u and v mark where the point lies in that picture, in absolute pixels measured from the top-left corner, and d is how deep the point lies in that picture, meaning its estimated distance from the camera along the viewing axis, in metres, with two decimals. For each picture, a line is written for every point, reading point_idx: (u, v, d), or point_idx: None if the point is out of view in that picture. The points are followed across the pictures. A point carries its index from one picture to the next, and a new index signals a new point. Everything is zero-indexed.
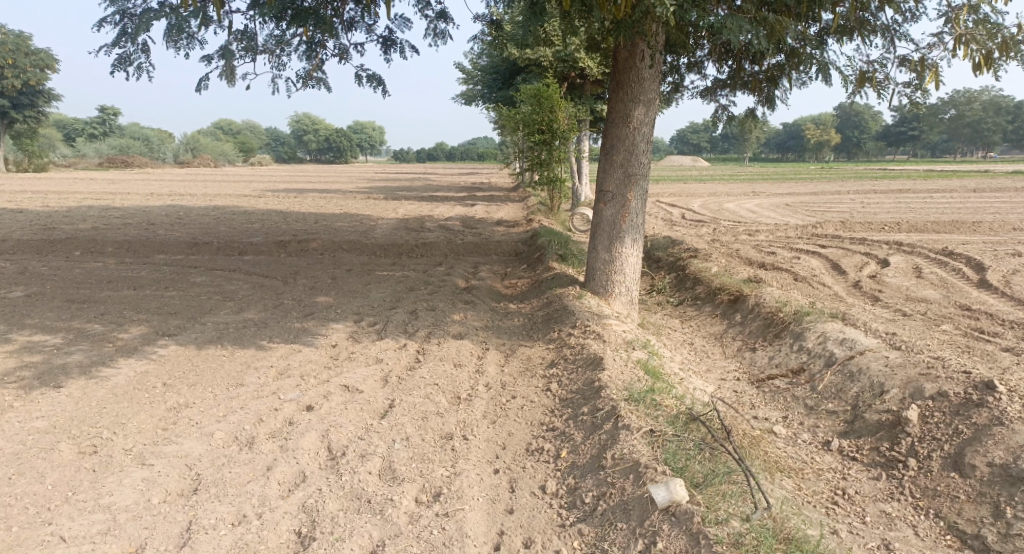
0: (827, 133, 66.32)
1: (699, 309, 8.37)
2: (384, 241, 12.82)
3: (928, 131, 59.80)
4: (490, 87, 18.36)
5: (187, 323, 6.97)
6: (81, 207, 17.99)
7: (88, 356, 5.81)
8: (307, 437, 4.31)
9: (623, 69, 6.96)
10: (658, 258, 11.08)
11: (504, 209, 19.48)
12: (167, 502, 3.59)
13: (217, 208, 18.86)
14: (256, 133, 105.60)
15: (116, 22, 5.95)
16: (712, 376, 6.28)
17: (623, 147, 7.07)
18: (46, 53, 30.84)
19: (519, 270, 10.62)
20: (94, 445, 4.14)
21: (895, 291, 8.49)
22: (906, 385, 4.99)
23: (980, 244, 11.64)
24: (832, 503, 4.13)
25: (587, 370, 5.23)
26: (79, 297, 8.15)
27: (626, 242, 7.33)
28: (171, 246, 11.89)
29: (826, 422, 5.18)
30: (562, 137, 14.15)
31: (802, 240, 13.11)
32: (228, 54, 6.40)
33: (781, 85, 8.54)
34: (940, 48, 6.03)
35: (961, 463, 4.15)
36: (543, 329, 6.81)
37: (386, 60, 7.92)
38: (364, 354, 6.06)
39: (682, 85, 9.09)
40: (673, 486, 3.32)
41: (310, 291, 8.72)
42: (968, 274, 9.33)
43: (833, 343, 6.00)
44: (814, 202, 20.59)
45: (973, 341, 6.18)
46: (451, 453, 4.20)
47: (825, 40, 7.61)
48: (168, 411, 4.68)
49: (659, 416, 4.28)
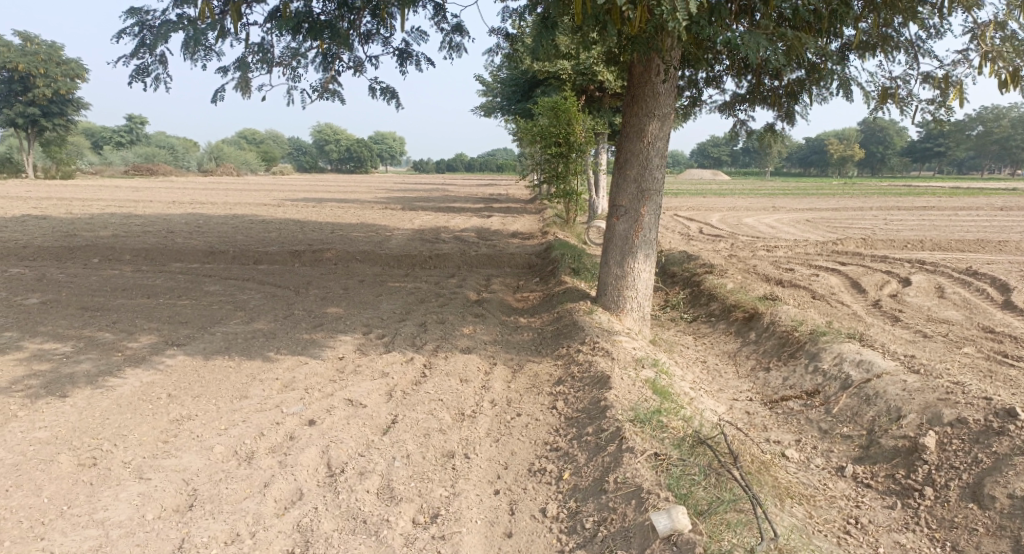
0: (850, 148, 65.55)
1: (713, 326, 8.23)
2: (399, 252, 12.82)
3: (953, 148, 58.83)
4: (509, 100, 18.39)
5: (197, 332, 6.98)
6: (103, 214, 18.23)
7: (96, 365, 5.84)
8: (307, 452, 4.26)
9: (638, 83, 6.90)
10: (673, 273, 10.95)
11: (520, 221, 19.43)
12: (161, 518, 3.56)
13: (236, 217, 19.03)
14: (279, 143, 106.82)
15: (135, 34, 5.99)
16: (724, 396, 6.15)
17: (637, 162, 6.99)
18: (76, 64, 31.39)
19: (532, 283, 10.54)
20: (93, 457, 4.13)
21: (916, 311, 8.28)
22: (924, 410, 4.82)
23: (1006, 264, 11.36)
24: (843, 533, 3.98)
25: (594, 389, 5.12)
26: (93, 305, 8.22)
27: (638, 257, 7.23)
28: (187, 255, 11.99)
29: (840, 446, 5.03)
30: (579, 150, 14.10)
31: (822, 256, 12.90)
32: (243, 66, 6.43)
33: (801, 100, 8.42)
34: (965, 64, 5.91)
35: (980, 493, 3.98)
36: (552, 344, 6.71)
37: (401, 72, 7.93)
38: (370, 367, 6.00)
39: (699, 99, 9.00)
40: (675, 513, 3.21)
41: (321, 302, 8.72)
42: (993, 295, 9.08)
43: (850, 365, 5.84)
44: (835, 218, 20.27)
45: (996, 365, 5.99)
46: (452, 472, 4.13)
47: (846, 55, 7.50)
48: (171, 423, 4.66)
49: (665, 439, 4.17)
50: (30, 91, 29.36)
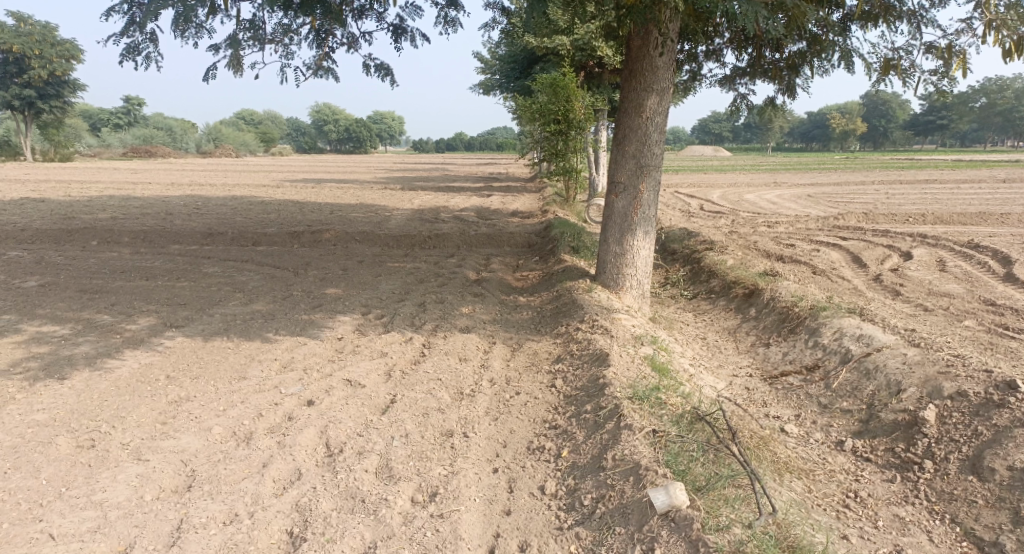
0: (853, 122, 65.00)
1: (713, 302, 8.20)
2: (398, 231, 12.77)
3: (957, 120, 58.28)
4: (507, 77, 18.21)
5: (195, 314, 6.96)
6: (101, 196, 18.15)
7: (95, 347, 5.83)
8: (306, 432, 4.25)
9: (636, 57, 6.79)
10: (673, 250, 10.89)
11: (519, 200, 19.31)
12: (160, 499, 3.56)
13: (234, 198, 18.95)
14: (277, 124, 106.04)
15: (124, 12, 5.88)
16: (724, 373, 6.14)
17: (635, 138, 6.90)
18: (71, 44, 31.00)
19: (532, 262, 10.50)
20: (92, 439, 4.13)
21: (917, 285, 8.24)
22: (924, 383, 4.81)
23: (1009, 236, 11.29)
24: (843, 506, 3.98)
25: (593, 366, 5.11)
26: (92, 287, 8.20)
27: (637, 234, 7.18)
28: (186, 237, 11.93)
29: (840, 421, 5.02)
30: (578, 127, 13.96)
31: (823, 231, 12.82)
32: (235, 44, 6.33)
33: (802, 73, 8.30)
34: (968, 34, 5.79)
35: (979, 466, 3.97)
36: (552, 323, 6.69)
37: (395, 48, 7.81)
38: (369, 347, 5.99)
39: (699, 74, 8.88)
40: (674, 489, 3.20)
41: (320, 283, 8.69)
42: (995, 268, 9.03)
43: (850, 339, 5.81)
44: (836, 192, 20.13)
45: (996, 337, 5.97)
46: (450, 451, 4.12)
47: (848, 26, 7.37)
48: (169, 405, 4.66)
49: (664, 416, 4.15)
50: (25, 72, 29.07)
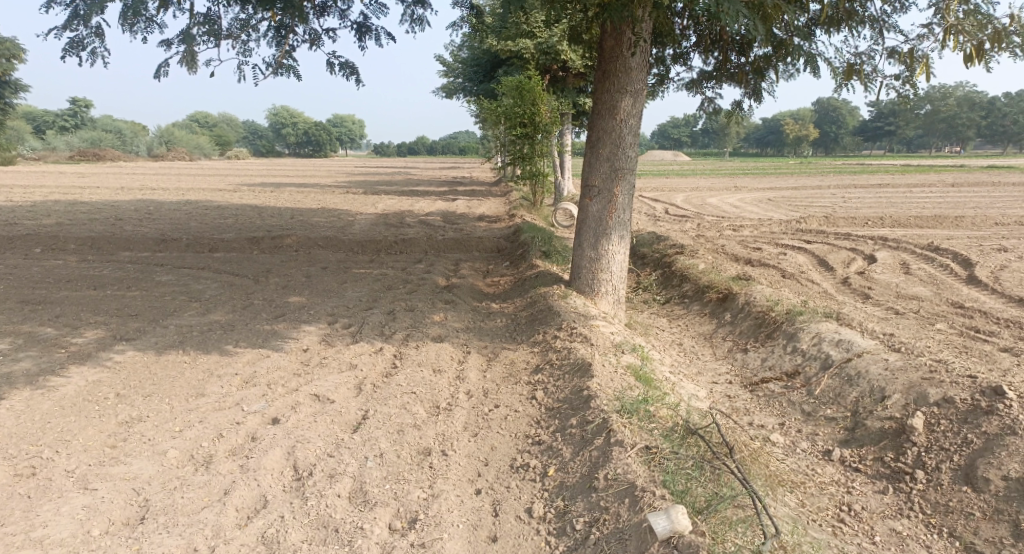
0: (807, 128, 66.72)
1: (687, 307, 8.11)
2: (363, 236, 12.39)
3: (904, 127, 60.32)
4: (471, 81, 18.00)
5: (147, 326, 6.52)
6: (45, 201, 17.23)
7: (37, 363, 5.38)
8: (271, 454, 3.94)
9: (609, 58, 6.63)
10: (643, 254, 10.81)
11: (485, 204, 19.06)
12: (109, 534, 3.21)
13: (189, 203, 18.22)
14: (233, 127, 103.40)
15: (66, 4, 5.47)
16: (703, 379, 6.01)
17: (610, 140, 6.75)
18: (12, 44, 29.37)
19: (502, 267, 10.28)
20: (32, 466, 3.74)
21: (885, 288, 8.29)
22: (909, 390, 4.74)
23: (965, 238, 11.54)
24: (837, 521, 3.87)
25: (576, 377, 4.90)
26: (35, 298, 7.65)
27: (612, 239, 7.01)
28: (136, 243, 11.37)
29: (825, 429, 4.92)
30: (545, 131, 13.79)
31: (787, 235, 12.92)
32: (188, 39, 5.96)
33: (768, 77, 8.28)
34: (930, 40, 5.80)
35: (972, 476, 3.89)
36: (528, 330, 6.47)
37: (360, 47, 7.52)
38: (337, 359, 5.68)
39: (667, 77, 8.79)
40: (675, 513, 3.00)
41: (283, 291, 8.30)
42: (956, 270, 9.17)
43: (829, 344, 5.74)
44: (796, 196, 20.44)
45: (969, 340, 5.99)
46: (429, 472, 3.87)
47: (813, 30, 7.35)
48: (119, 426, 4.27)
49: (654, 430, 3.97)
50: None
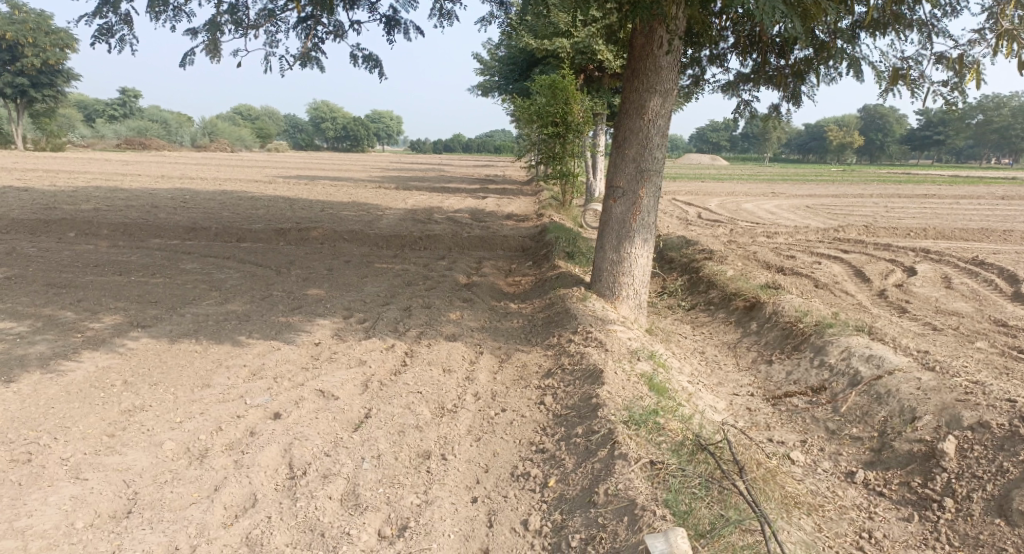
0: (850, 134, 64.98)
1: (712, 315, 7.83)
2: (389, 231, 12.36)
3: (953, 136, 58.24)
4: (507, 79, 17.88)
5: (164, 313, 6.54)
6: (87, 187, 17.64)
7: (52, 347, 5.42)
8: (267, 450, 3.85)
9: (639, 56, 6.42)
10: (670, 258, 10.53)
11: (515, 203, 18.91)
12: (93, 527, 3.15)
13: (223, 193, 18.48)
14: (274, 120, 104.98)
15: None
16: (724, 391, 5.77)
17: (636, 140, 6.54)
18: (66, 33, 30.24)
19: (525, 267, 10.11)
20: (29, 452, 3.72)
21: (924, 302, 7.90)
22: (941, 411, 4.44)
23: (1013, 254, 10.98)
24: (856, 549, 3.63)
25: (586, 384, 4.72)
26: (61, 282, 7.77)
27: (636, 242, 6.79)
28: (167, 230, 11.52)
29: (849, 450, 4.65)
30: (576, 130, 13.57)
31: (823, 243, 12.48)
32: (213, 28, 5.95)
33: (808, 80, 7.94)
34: (982, 45, 5.43)
35: (1007, 508, 3.61)
36: (542, 333, 6.31)
37: (387, 40, 7.46)
38: (347, 355, 5.59)
39: (702, 78, 8.51)
40: (674, 537, 2.83)
41: (303, 283, 8.28)
42: (1001, 286, 8.70)
43: (859, 360, 5.44)
44: (835, 204, 19.78)
45: (1011, 361, 5.63)
46: (426, 476, 3.74)
47: (857, 33, 7.00)
48: (121, 414, 4.25)
49: (662, 444, 3.78)
50: (19, 60, 28.35)
